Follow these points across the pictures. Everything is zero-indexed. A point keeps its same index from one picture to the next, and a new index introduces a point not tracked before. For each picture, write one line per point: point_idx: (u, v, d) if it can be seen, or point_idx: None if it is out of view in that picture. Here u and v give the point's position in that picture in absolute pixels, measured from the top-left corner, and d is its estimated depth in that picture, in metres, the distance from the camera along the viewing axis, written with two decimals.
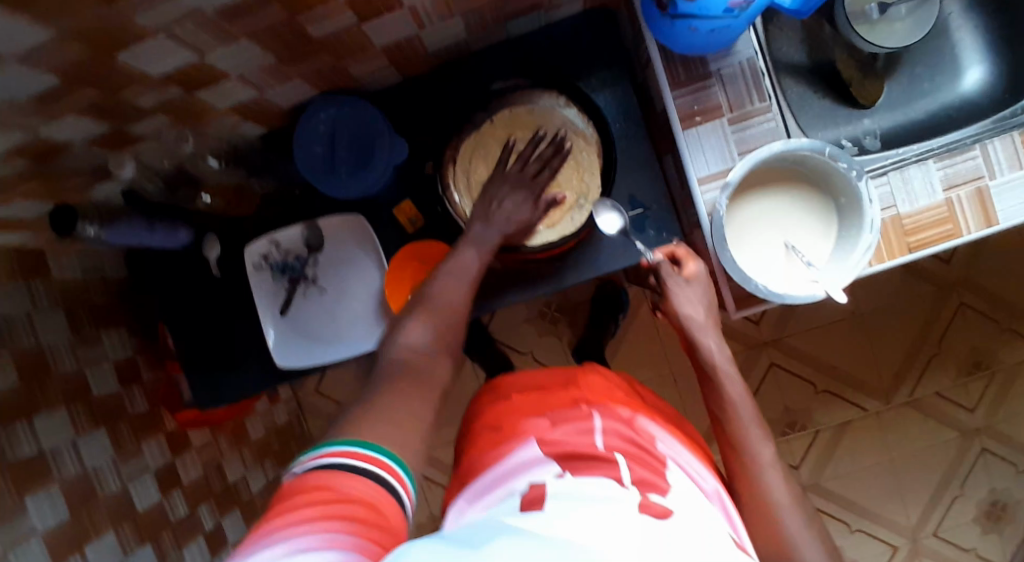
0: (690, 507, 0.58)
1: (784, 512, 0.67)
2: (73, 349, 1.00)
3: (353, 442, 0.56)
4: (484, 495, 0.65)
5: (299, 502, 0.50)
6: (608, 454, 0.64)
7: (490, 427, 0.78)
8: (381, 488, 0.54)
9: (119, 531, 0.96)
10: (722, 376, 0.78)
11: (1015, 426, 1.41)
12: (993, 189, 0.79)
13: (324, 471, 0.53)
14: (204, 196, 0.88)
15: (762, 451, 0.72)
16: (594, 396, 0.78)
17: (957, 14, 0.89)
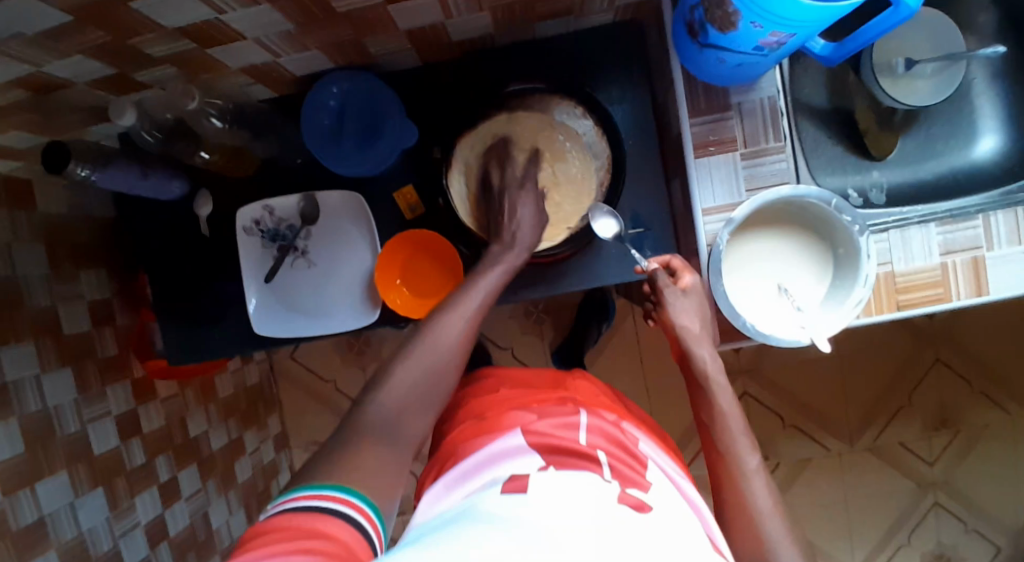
0: (669, 504, 0.59)
1: (765, 521, 0.67)
2: (49, 284, 0.99)
3: (329, 485, 0.58)
4: (464, 481, 0.66)
5: (271, 536, 0.53)
6: (589, 451, 0.65)
7: (470, 419, 0.78)
8: (356, 532, 0.55)
9: (74, 472, 0.96)
10: (713, 384, 0.76)
11: (969, 485, 1.44)
12: (989, 259, 0.80)
13: (298, 507, 0.56)
14: (203, 154, 0.85)
15: (749, 459, 0.72)
16: (582, 397, 0.78)
17: (981, 79, 0.89)
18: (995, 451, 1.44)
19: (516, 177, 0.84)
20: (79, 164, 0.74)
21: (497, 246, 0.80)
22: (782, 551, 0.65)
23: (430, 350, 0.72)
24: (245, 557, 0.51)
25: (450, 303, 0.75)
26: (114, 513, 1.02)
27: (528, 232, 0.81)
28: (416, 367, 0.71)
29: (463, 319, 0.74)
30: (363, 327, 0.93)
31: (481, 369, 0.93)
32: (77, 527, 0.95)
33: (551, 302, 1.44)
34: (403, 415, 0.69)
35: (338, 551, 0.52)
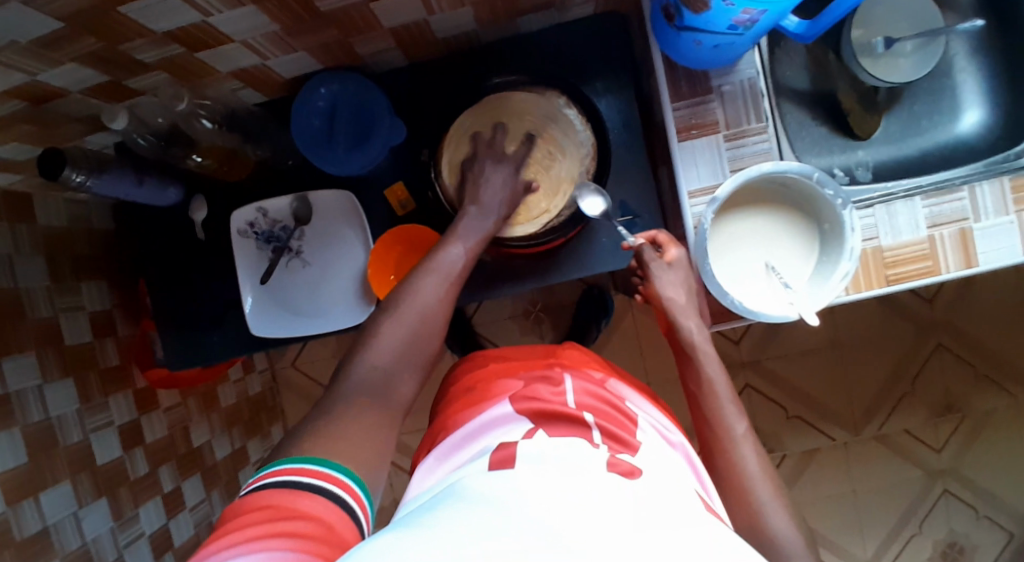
0: (659, 466, 0.61)
1: (756, 485, 0.68)
2: (50, 295, 1.00)
3: (307, 460, 0.59)
4: (457, 451, 0.68)
5: (251, 518, 0.53)
6: (577, 413, 0.66)
7: (462, 392, 0.79)
8: (335, 507, 0.56)
9: (77, 481, 0.96)
10: (700, 354, 0.78)
11: (979, 471, 1.42)
12: (977, 231, 0.80)
13: (277, 489, 0.56)
14: (195, 157, 0.85)
15: (737, 425, 0.73)
16: (572, 360, 0.79)
17: (962, 55, 0.90)
18: (1004, 436, 1.42)
19: (496, 168, 0.85)
20: (77, 171, 0.75)
21: (471, 207, 0.83)
22: (773, 514, 0.66)
23: (414, 311, 0.75)
24: (223, 542, 0.51)
25: (428, 263, 0.78)
26: (118, 522, 1.02)
27: (500, 192, 0.84)
28: (400, 325, 0.74)
29: (446, 278, 0.78)
30: (359, 324, 0.94)
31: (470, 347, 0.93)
32: (81, 536, 0.95)
33: (549, 301, 1.44)
34: (391, 377, 0.71)
35: (319, 530, 0.53)
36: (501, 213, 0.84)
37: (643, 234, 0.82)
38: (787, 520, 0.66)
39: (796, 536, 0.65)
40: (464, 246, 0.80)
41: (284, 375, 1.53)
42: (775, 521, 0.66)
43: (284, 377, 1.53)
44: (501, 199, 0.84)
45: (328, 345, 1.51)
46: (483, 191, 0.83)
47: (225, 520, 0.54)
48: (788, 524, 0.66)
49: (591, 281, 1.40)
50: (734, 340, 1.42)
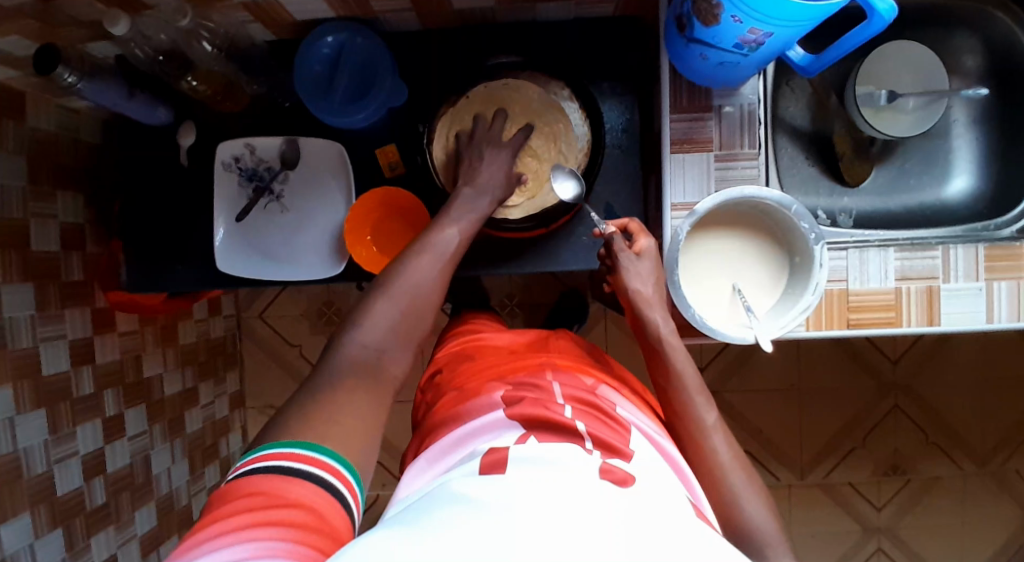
0: (654, 476, 0.60)
1: (730, 474, 0.67)
2: (24, 198, 0.98)
3: (295, 444, 0.56)
4: (446, 456, 0.67)
5: (240, 505, 0.50)
6: (568, 422, 0.64)
7: (452, 389, 0.79)
8: (325, 493, 0.53)
9: (18, 388, 0.95)
10: (665, 346, 0.74)
11: (915, 537, 1.44)
12: (944, 291, 0.82)
13: (269, 473, 0.53)
14: (190, 81, 0.85)
15: (706, 415, 0.71)
16: (561, 363, 0.78)
17: (961, 122, 0.91)
18: (944, 506, 1.44)
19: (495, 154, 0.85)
20: (70, 71, 0.74)
21: (466, 188, 0.82)
22: (747, 503, 0.66)
23: (404, 292, 0.74)
24: (213, 528, 0.48)
25: (419, 245, 0.78)
26: (53, 436, 1.01)
27: (495, 176, 0.83)
28: (393, 303, 0.73)
29: (440, 258, 0.77)
30: (327, 278, 0.93)
31: (462, 337, 0.93)
32: (13, 443, 0.93)
33: (525, 297, 1.42)
34: (383, 354, 0.70)
35: (311, 520, 0.50)
36: (496, 195, 0.83)
37: (614, 222, 0.79)
38: (762, 509, 0.66)
39: (772, 522, 0.65)
40: (458, 228, 0.79)
41: (249, 324, 1.52)
42: (750, 509, 0.65)
43: (248, 325, 1.52)
44: (498, 180, 0.84)
45: (298, 301, 1.50)
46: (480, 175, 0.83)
47: (213, 506, 0.51)
48: (764, 513, 0.65)
49: (570, 283, 1.40)
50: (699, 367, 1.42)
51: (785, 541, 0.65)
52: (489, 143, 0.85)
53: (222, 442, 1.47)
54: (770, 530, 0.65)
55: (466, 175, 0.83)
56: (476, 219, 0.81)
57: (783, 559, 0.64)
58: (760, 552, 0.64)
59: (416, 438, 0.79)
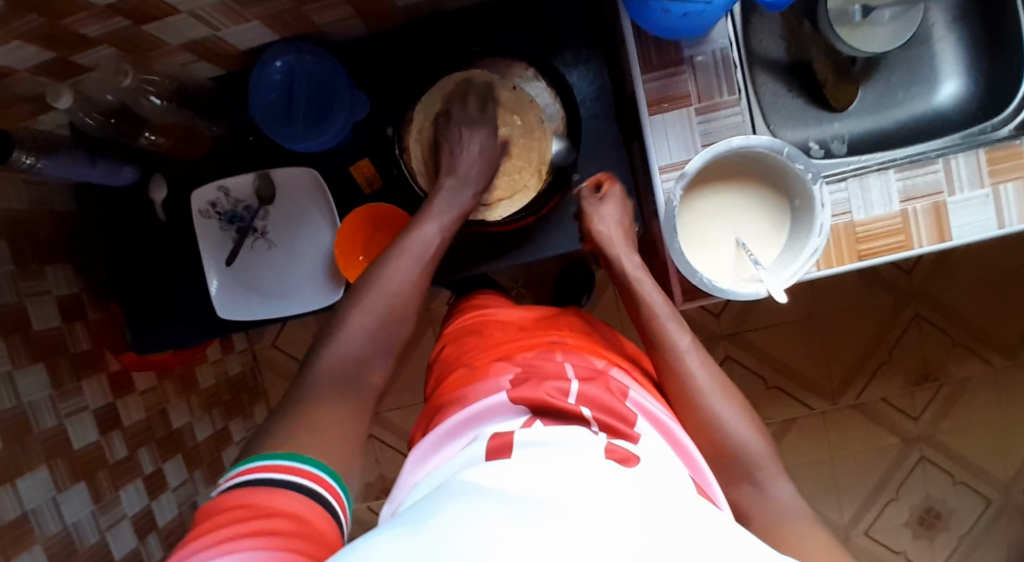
0: (662, 458, 0.58)
1: (709, 396, 0.68)
2: (15, 281, 0.97)
3: (279, 455, 0.55)
4: (449, 441, 0.66)
5: (225, 519, 0.49)
6: (573, 407, 0.62)
7: (460, 366, 0.78)
8: (308, 501, 0.52)
9: (53, 467, 0.96)
10: (635, 281, 0.79)
11: (955, 437, 1.44)
12: (951, 204, 0.79)
13: (255, 485, 0.52)
14: (148, 135, 0.83)
15: (679, 338, 0.73)
16: (573, 343, 0.76)
17: (940, 24, 0.87)
18: (980, 403, 1.43)
19: (472, 133, 0.83)
20: (26, 153, 0.72)
21: (449, 179, 0.80)
22: (733, 426, 0.67)
23: (383, 298, 0.72)
24: (199, 543, 0.47)
25: (399, 245, 0.75)
26: (98, 505, 1.02)
27: (463, 183, 0.81)
28: (368, 309, 0.71)
29: (418, 260, 0.75)
30: (328, 306, 0.92)
31: (468, 311, 0.91)
32: (61, 520, 0.95)
33: (531, 277, 1.40)
34: (364, 362, 0.69)
35: (295, 526, 0.49)
36: (479, 185, 0.82)
37: (588, 179, 0.87)
38: (747, 427, 0.67)
39: (760, 442, 0.66)
40: (438, 225, 0.78)
41: (264, 354, 1.52)
42: (734, 425, 0.67)
43: (264, 355, 1.52)
44: (474, 177, 0.81)
45: (306, 323, 1.49)
46: (459, 160, 0.81)
47: (200, 521, 0.50)
48: (749, 431, 0.67)
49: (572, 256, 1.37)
50: (714, 313, 1.41)
51: (777, 462, 0.65)
52: (472, 138, 0.83)
53: None
54: (759, 450, 0.66)
55: (448, 165, 0.82)
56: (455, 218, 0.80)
57: (775, 481, 0.64)
58: (751, 474, 0.64)
59: (422, 419, 0.78)
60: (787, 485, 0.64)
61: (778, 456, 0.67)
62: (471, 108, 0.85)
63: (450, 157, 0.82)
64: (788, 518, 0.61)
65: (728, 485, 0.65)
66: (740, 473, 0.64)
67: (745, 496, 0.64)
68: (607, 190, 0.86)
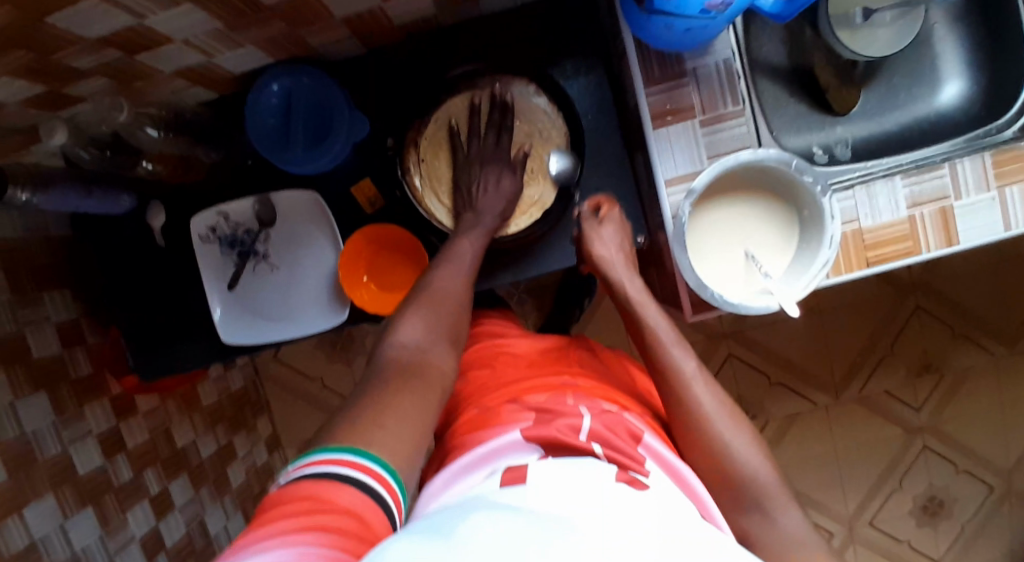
0: (671, 496, 0.58)
1: (716, 424, 0.68)
2: (14, 310, 0.95)
3: (344, 449, 0.53)
4: (464, 475, 0.66)
5: (285, 510, 0.47)
6: (583, 443, 0.64)
7: (472, 406, 0.78)
8: (366, 498, 0.51)
9: (59, 495, 0.95)
10: (636, 304, 0.78)
11: (957, 427, 1.45)
12: (957, 209, 0.79)
13: (317, 479, 0.50)
14: (145, 164, 0.79)
15: (685, 363, 0.71)
16: (585, 383, 0.76)
17: (942, 24, 0.86)
18: (981, 392, 1.45)
19: (496, 171, 0.84)
20: (21, 188, 0.70)
21: (468, 213, 0.82)
22: (742, 455, 0.66)
23: (430, 303, 0.72)
24: (256, 533, 0.45)
25: (441, 254, 0.78)
26: (106, 529, 1.01)
27: (495, 198, 0.83)
28: (431, 310, 0.71)
29: (462, 267, 0.77)
30: (333, 328, 0.91)
31: (479, 340, 0.91)
32: (70, 547, 0.94)
33: (532, 283, 1.39)
34: (427, 351, 0.68)
35: (354, 526, 0.47)
36: (499, 214, 0.82)
37: (587, 201, 0.85)
38: (755, 454, 0.66)
39: (768, 470, 0.65)
40: (468, 241, 0.79)
41: (266, 367, 1.51)
42: (741, 454, 0.66)
43: (266, 368, 1.51)
44: (500, 206, 0.83)
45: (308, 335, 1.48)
46: (477, 197, 0.83)
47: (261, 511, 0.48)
48: (759, 460, 0.66)
49: None
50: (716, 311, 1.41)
51: (786, 489, 0.65)
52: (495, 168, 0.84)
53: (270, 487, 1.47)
54: (768, 478, 0.65)
55: (479, 180, 0.84)
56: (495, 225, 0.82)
57: (785, 510, 0.63)
58: (760, 502, 0.64)
59: (433, 456, 0.78)
60: (796, 512, 0.64)
61: (786, 482, 0.66)
62: (488, 140, 0.85)
63: (469, 194, 0.83)
64: (795, 546, 0.61)
65: (738, 515, 0.65)
66: (748, 503, 0.64)
67: (754, 525, 0.64)
68: (605, 213, 0.84)
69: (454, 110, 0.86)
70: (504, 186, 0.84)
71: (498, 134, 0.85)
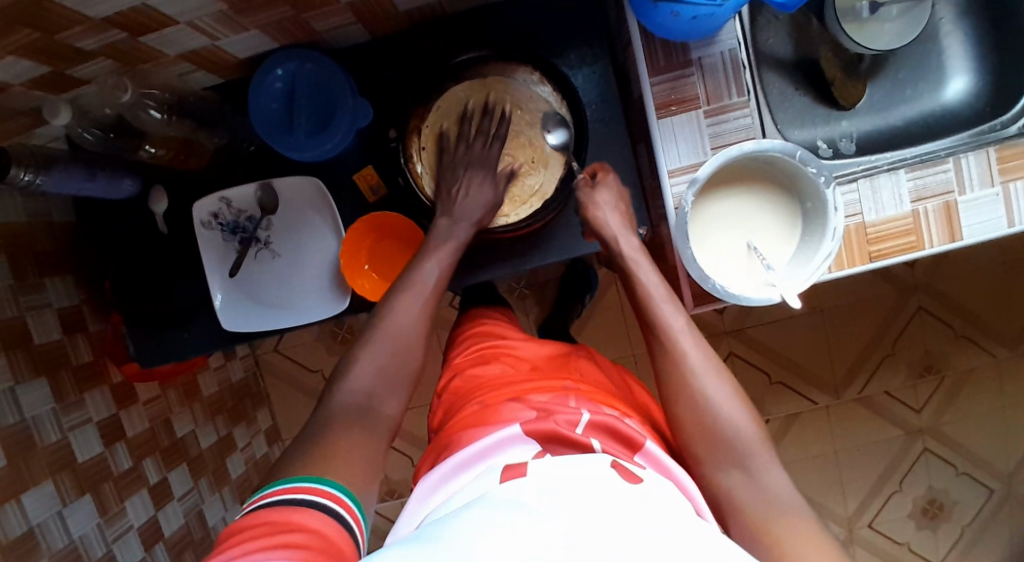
0: (665, 489, 0.57)
1: (701, 379, 0.69)
2: (15, 296, 0.95)
3: (305, 478, 0.58)
4: (463, 470, 0.66)
5: (248, 533, 0.51)
6: (583, 439, 0.64)
7: (471, 403, 0.77)
8: (329, 519, 0.55)
9: (58, 482, 0.95)
10: (631, 261, 0.78)
11: (958, 428, 1.45)
12: (962, 204, 0.79)
13: (281, 503, 0.55)
14: (148, 148, 0.80)
15: (674, 320, 0.73)
16: (586, 389, 0.75)
17: (948, 18, 0.86)
18: (982, 394, 1.44)
19: (479, 178, 0.83)
20: (24, 169, 0.71)
21: (443, 220, 0.81)
22: (725, 410, 0.67)
23: (387, 343, 0.73)
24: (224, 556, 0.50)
25: (405, 278, 0.77)
26: (104, 516, 1.01)
27: (477, 206, 0.82)
28: (388, 344, 0.72)
29: (423, 294, 0.76)
30: (333, 317, 0.91)
31: (481, 340, 0.90)
32: (67, 533, 0.94)
33: (534, 277, 1.39)
34: (372, 397, 0.70)
35: (318, 542, 0.52)
36: (476, 219, 0.82)
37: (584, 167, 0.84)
38: (739, 412, 0.67)
39: (752, 428, 0.66)
40: (437, 259, 0.78)
41: (267, 358, 1.50)
42: (724, 409, 0.67)
43: (266, 360, 1.50)
44: (474, 214, 0.82)
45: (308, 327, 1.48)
46: (459, 200, 0.82)
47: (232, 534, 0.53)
48: (742, 418, 0.66)
49: None
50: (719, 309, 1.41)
51: (769, 448, 0.65)
52: (481, 175, 0.83)
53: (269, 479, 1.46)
54: (751, 435, 0.65)
55: (456, 188, 0.82)
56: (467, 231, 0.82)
57: (767, 468, 0.64)
58: (743, 460, 0.64)
59: (430, 451, 0.78)
60: (780, 474, 0.64)
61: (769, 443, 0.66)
62: (475, 145, 0.84)
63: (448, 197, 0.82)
64: (777, 506, 0.62)
65: (720, 474, 0.65)
66: (730, 460, 0.64)
67: (736, 482, 0.64)
68: (601, 179, 0.83)
69: (455, 101, 0.86)
70: (482, 193, 0.82)
71: (484, 140, 0.84)
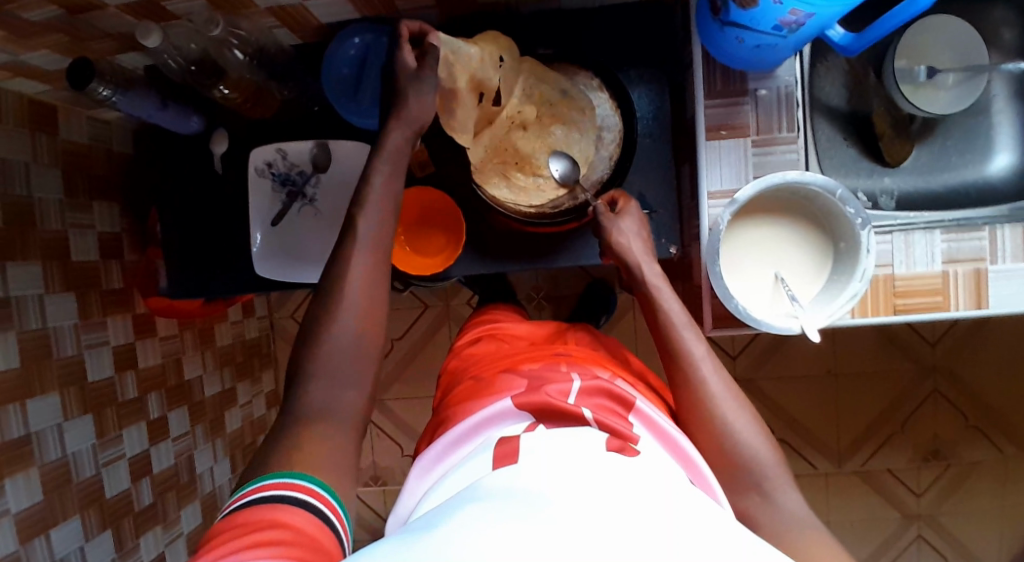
0: (657, 459, 0.59)
1: (721, 406, 0.69)
2: (62, 210, 0.99)
3: (283, 474, 0.57)
4: (461, 446, 0.67)
5: (222, 538, 0.51)
6: (574, 407, 0.65)
7: (470, 378, 0.78)
8: (311, 516, 0.54)
9: (64, 395, 0.97)
10: (653, 289, 0.78)
11: (955, 520, 1.42)
12: (992, 273, 0.80)
13: (256, 504, 0.54)
14: (222, 89, 0.86)
15: (694, 345, 0.73)
16: (576, 354, 0.77)
17: (1002, 97, 0.88)
18: (985, 489, 1.41)
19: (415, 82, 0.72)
20: (104, 85, 0.76)
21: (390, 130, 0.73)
22: (746, 439, 0.67)
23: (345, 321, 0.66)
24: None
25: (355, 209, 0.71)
26: (100, 440, 1.03)
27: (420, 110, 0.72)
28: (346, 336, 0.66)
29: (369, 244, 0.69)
30: None
31: (483, 323, 0.93)
32: (62, 448, 0.96)
33: (553, 290, 1.41)
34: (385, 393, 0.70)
35: (297, 536, 0.51)
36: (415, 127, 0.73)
37: (601, 196, 0.86)
38: (757, 436, 0.67)
39: (770, 452, 0.67)
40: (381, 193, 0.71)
41: (281, 324, 1.53)
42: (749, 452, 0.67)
43: (280, 325, 1.53)
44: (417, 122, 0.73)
45: None
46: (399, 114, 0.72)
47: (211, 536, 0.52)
48: (760, 443, 0.67)
49: (597, 275, 1.38)
50: (731, 354, 1.41)
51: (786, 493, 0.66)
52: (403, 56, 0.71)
53: (261, 440, 1.47)
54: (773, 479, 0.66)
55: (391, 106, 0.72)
56: (405, 143, 0.73)
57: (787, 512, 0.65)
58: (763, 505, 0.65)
59: (430, 427, 0.79)
60: (793, 496, 0.65)
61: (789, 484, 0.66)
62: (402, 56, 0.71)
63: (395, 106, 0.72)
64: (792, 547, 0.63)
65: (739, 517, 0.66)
66: (747, 484, 0.65)
67: (751, 507, 0.65)
68: (622, 206, 0.84)
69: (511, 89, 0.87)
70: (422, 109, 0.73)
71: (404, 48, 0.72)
